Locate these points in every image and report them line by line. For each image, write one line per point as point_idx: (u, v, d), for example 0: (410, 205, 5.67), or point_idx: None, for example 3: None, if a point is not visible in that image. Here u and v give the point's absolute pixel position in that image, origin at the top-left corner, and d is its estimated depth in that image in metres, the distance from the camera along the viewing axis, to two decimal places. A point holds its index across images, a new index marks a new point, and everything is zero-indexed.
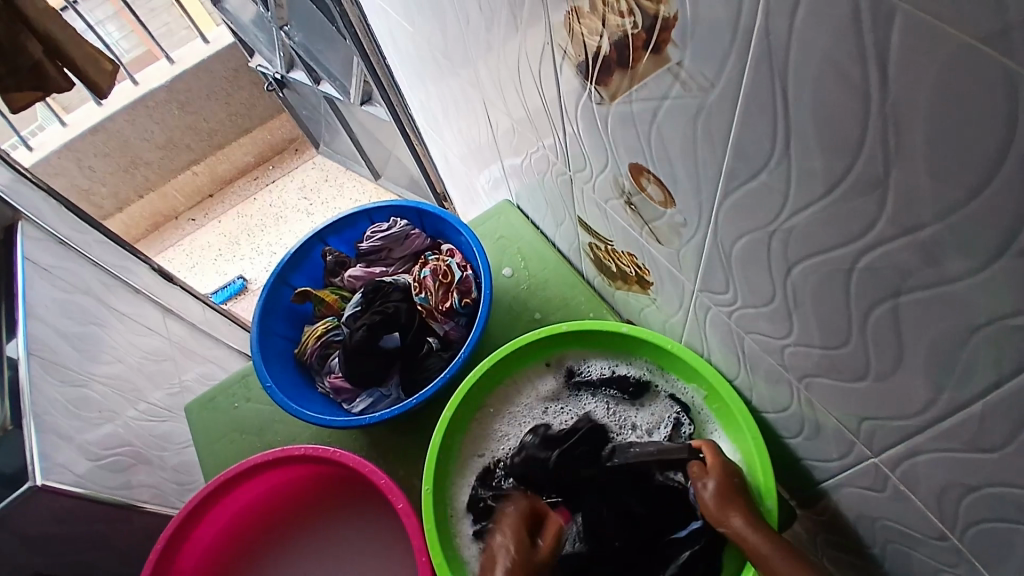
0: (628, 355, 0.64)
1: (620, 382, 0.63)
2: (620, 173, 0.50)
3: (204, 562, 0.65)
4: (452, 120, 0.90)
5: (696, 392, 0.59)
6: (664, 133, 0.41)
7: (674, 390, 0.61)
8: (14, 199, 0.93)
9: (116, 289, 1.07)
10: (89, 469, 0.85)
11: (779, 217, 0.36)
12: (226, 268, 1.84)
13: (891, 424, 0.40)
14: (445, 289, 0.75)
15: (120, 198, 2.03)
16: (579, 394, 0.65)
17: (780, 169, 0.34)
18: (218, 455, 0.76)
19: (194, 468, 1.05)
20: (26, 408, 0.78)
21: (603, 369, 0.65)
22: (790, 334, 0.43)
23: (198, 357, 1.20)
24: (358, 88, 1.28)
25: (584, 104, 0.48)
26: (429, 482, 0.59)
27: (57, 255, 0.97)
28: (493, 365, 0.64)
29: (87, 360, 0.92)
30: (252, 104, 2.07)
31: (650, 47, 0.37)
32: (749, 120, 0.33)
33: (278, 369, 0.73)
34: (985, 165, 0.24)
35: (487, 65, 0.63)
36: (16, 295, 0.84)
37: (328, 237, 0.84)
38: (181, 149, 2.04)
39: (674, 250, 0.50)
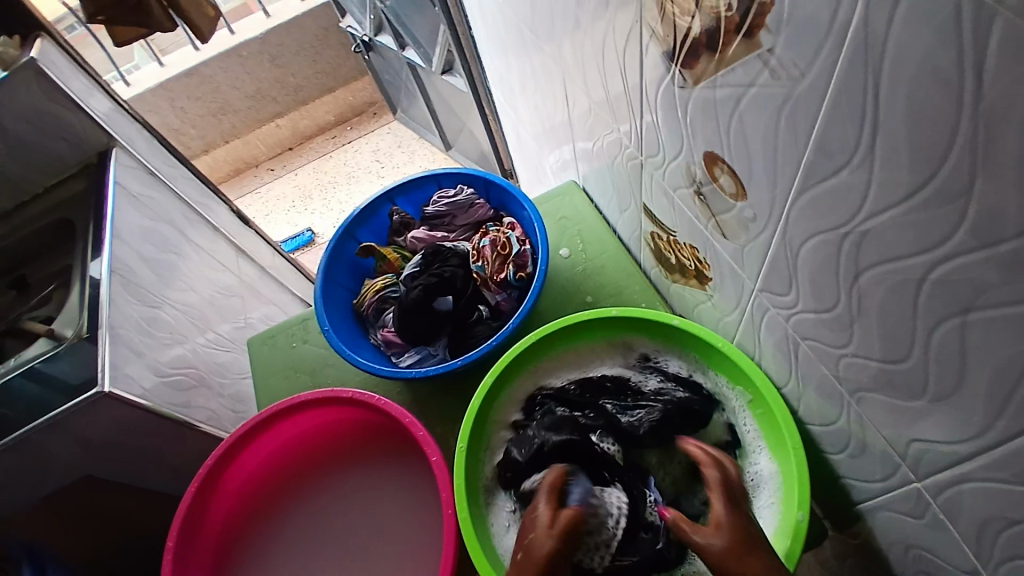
0: (705, 364, 0.61)
1: (690, 386, 0.62)
2: (693, 162, 0.49)
3: (248, 484, 0.71)
4: (530, 97, 0.90)
5: (749, 412, 0.58)
6: (745, 124, 0.40)
7: (731, 403, 0.59)
8: (111, 127, 1.02)
9: (196, 225, 1.14)
10: (156, 384, 0.89)
11: (854, 219, 0.35)
12: (296, 220, 1.92)
13: (941, 448, 0.39)
14: (502, 261, 0.76)
15: (207, 140, 2.13)
16: (648, 376, 0.65)
17: (861, 170, 0.33)
18: (272, 389, 0.80)
19: (247, 400, 1.11)
20: (102, 320, 0.83)
21: (678, 369, 0.64)
22: (848, 343, 0.42)
23: (262, 298, 1.27)
24: (442, 57, 1.30)
25: (666, 88, 0.48)
26: (464, 440, 0.61)
27: (146, 184, 1.04)
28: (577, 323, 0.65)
29: (163, 285, 0.99)
30: (338, 64, 2.13)
31: (742, 32, 0.36)
32: (836, 115, 0.32)
33: (337, 316, 0.77)
34: None
35: (572, 42, 0.63)
36: (104, 216, 0.91)
37: (396, 197, 0.87)
38: (267, 101, 2.12)
39: (739, 245, 0.49)
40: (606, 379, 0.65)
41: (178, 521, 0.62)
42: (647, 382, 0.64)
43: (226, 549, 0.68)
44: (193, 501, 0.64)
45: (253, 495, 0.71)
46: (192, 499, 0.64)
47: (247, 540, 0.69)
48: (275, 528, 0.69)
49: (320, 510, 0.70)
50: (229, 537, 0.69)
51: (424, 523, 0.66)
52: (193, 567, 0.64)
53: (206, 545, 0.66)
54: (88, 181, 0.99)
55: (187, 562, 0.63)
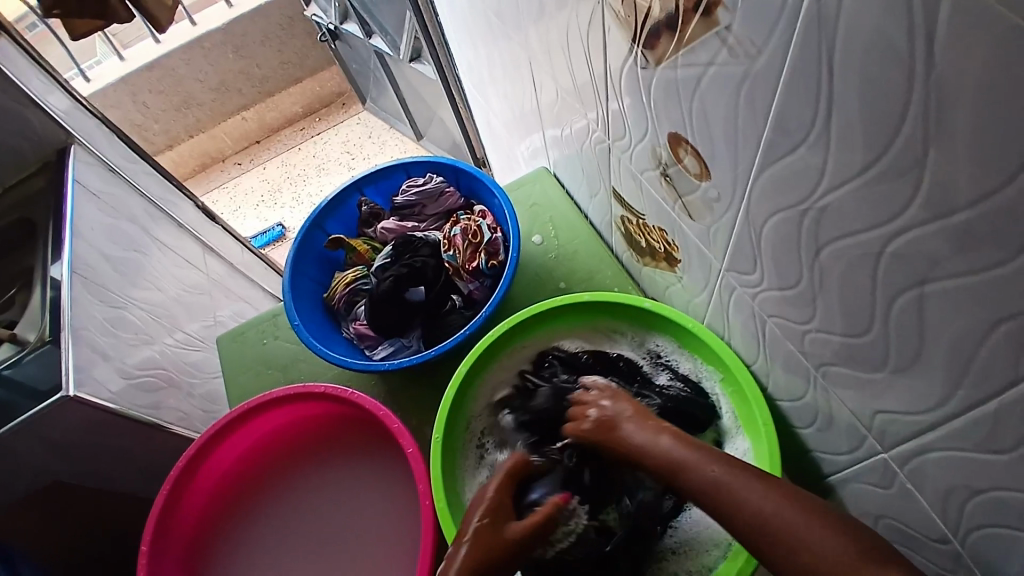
0: (684, 351, 0.61)
1: (693, 390, 0.60)
2: (658, 144, 0.49)
3: (223, 480, 0.69)
4: (498, 83, 0.89)
5: (728, 401, 0.58)
6: (706, 104, 0.40)
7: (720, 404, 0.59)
8: (70, 124, 0.99)
9: (161, 222, 1.11)
10: (123, 387, 0.87)
11: (813, 196, 0.35)
12: (267, 215, 1.88)
13: (904, 419, 0.40)
14: (473, 249, 0.75)
15: (171, 135, 2.08)
16: (661, 372, 0.62)
17: (819, 146, 0.33)
18: (243, 386, 0.79)
19: (218, 398, 1.09)
20: (65, 322, 0.80)
21: (689, 370, 0.61)
22: (812, 319, 0.42)
23: (232, 294, 1.25)
24: (408, 44, 1.28)
25: (628, 70, 0.48)
26: (439, 431, 0.61)
27: (107, 181, 1.01)
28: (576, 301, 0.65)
29: (129, 285, 0.96)
30: (305, 54, 2.09)
31: (700, 10, 0.36)
32: (792, 92, 0.32)
33: (307, 310, 0.75)
34: (1018, 159, 0.24)
35: (537, 27, 0.62)
36: (63, 215, 0.88)
37: (365, 187, 0.86)
38: (233, 94, 2.08)
39: (705, 226, 0.49)
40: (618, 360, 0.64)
41: (150, 523, 0.61)
42: (656, 377, 0.62)
43: (201, 547, 0.67)
44: (166, 501, 0.63)
45: (229, 491, 0.70)
46: (165, 499, 0.63)
47: (224, 537, 0.68)
48: (253, 524, 0.69)
49: (297, 504, 0.69)
50: (206, 535, 0.68)
51: (402, 515, 0.65)
52: (167, 568, 0.63)
53: (181, 544, 0.65)
54: (50, 179, 0.95)
55: (161, 562, 0.62)
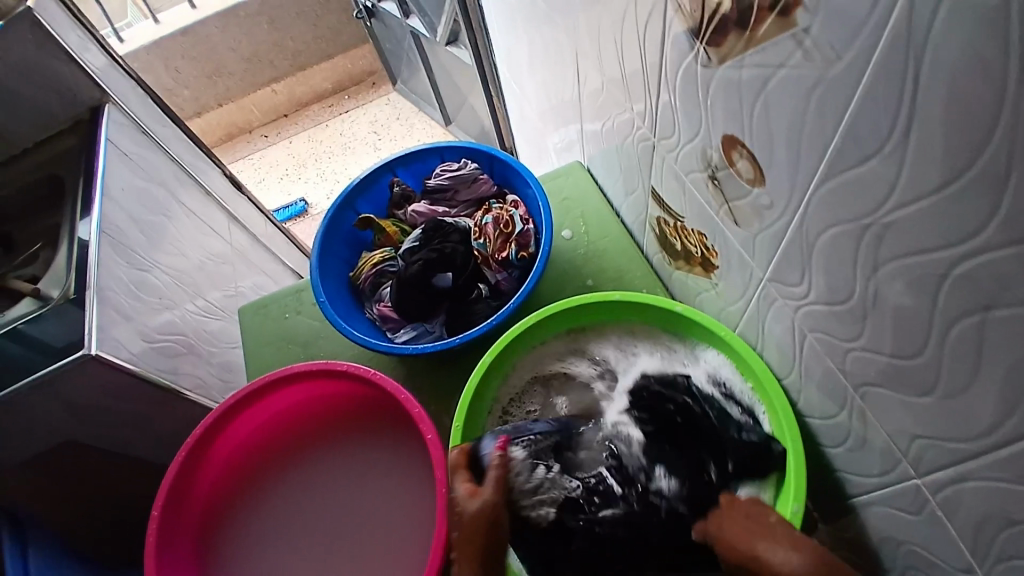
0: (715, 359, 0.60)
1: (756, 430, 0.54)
2: (710, 145, 0.48)
3: (237, 452, 0.69)
4: (537, 73, 0.88)
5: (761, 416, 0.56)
6: (770, 108, 0.39)
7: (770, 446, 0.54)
8: (104, 82, 0.98)
9: (189, 188, 1.11)
10: (145, 349, 0.87)
11: (879, 210, 0.34)
12: (290, 189, 1.88)
13: (946, 445, 0.39)
14: (504, 239, 0.73)
15: (200, 103, 2.08)
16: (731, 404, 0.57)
17: (892, 158, 0.32)
18: (263, 359, 0.79)
19: (235, 368, 1.09)
20: (90, 282, 0.80)
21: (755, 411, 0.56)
22: (859, 336, 0.41)
23: (253, 266, 1.25)
24: (447, 27, 1.27)
25: (686, 67, 0.47)
26: (460, 420, 0.60)
27: (138, 143, 1.01)
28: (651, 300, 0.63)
29: (155, 249, 0.96)
30: (338, 31, 2.08)
31: (777, 9, 0.35)
32: (870, 100, 0.31)
33: (332, 288, 0.75)
34: None
35: (589, 16, 0.60)
36: (95, 174, 0.88)
37: (397, 168, 0.85)
38: (265, 65, 2.07)
39: (751, 234, 0.48)
40: (679, 378, 0.59)
41: (164, 488, 0.61)
42: (730, 411, 0.57)
43: (214, 514, 0.68)
44: (181, 468, 0.63)
45: (243, 463, 0.70)
46: (182, 464, 0.63)
47: (236, 508, 0.68)
48: (265, 497, 0.69)
49: (311, 481, 0.69)
50: (218, 505, 0.68)
51: (416, 500, 0.65)
52: (178, 535, 0.63)
53: (192, 512, 0.66)
54: (81, 138, 0.96)
55: (174, 526, 0.63)
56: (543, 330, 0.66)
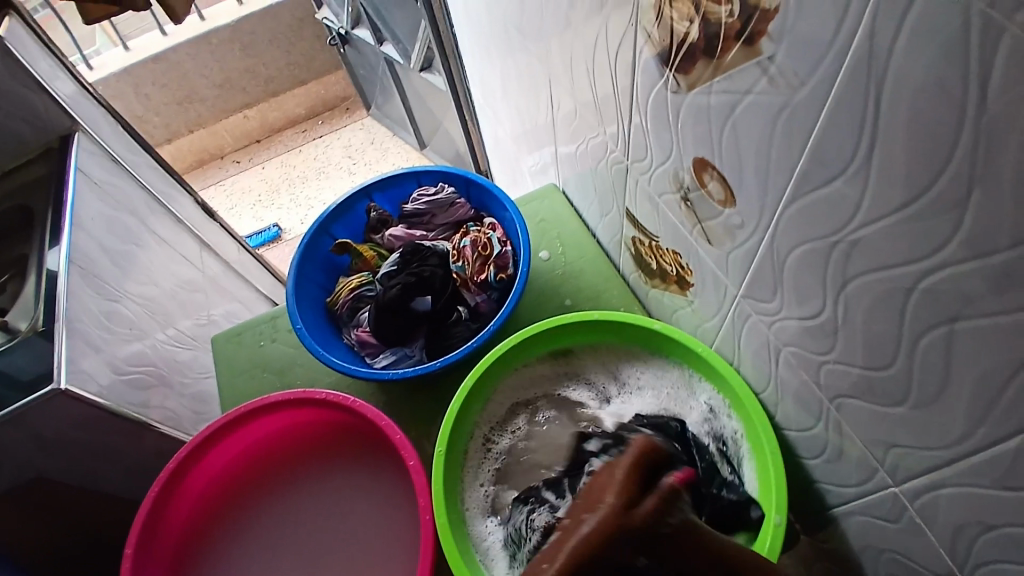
0: (696, 377, 0.61)
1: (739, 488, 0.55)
2: (681, 168, 0.50)
3: (212, 485, 0.68)
4: (511, 98, 0.90)
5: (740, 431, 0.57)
6: (740, 132, 0.40)
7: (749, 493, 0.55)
8: (74, 110, 0.97)
9: (158, 216, 1.09)
10: (114, 381, 0.84)
11: (846, 228, 0.36)
12: (263, 214, 1.86)
13: (920, 453, 0.40)
14: (484, 261, 0.75)
15: (171, 129, 2.06)
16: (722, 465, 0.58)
17: (857, 179, 0.33)
18: (237, 389, 0.78)
19: (210, 399, 1.05)
20: (59, 314, 0.78)
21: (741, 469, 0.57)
22: (831, 350, 0.43)
23: (227, 293, 1.23)
24: (420, 53, 1.29)
25: (656, 93, 0.48)
26: (443, 445, 0.60)
27: (109, 171, 1.00)
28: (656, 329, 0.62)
29: (125, 278, 0.95)
30: (312, 57, 2.08)
31: (743, 38, 0.36)
32: (834, 125, 0.33)
33: (309, 315, 0.74)
34: None
35: (561, 44, 0.62)
36: (64, 202, 0.87)
37: (374, 193, 0.85)
38: (237, 91, 2.07)
39: (724, 253, 0.49)
40: (673, 423, 0.60)
41: (136, 526, 0.59)
42: (720, 469, 0.58)
43: (189, 552, 0.66)
44: (153, 505, 0.61)
45: (219, 497, 0.68)
46: (154, 501, 0.62)
47: (211, 543, 0.66)
48: (242, 530, 0.67)
49: (291, 511, 0.68)
50: (193, 541, 0.66)
51: (397, 529, 0.64)
52: (151, 575, 0.61)
53: (167, 551, 0.63)
54: (52, 167, 0.93)
55: (147, 565, 0.61)
56: (537, 345, 0.66)
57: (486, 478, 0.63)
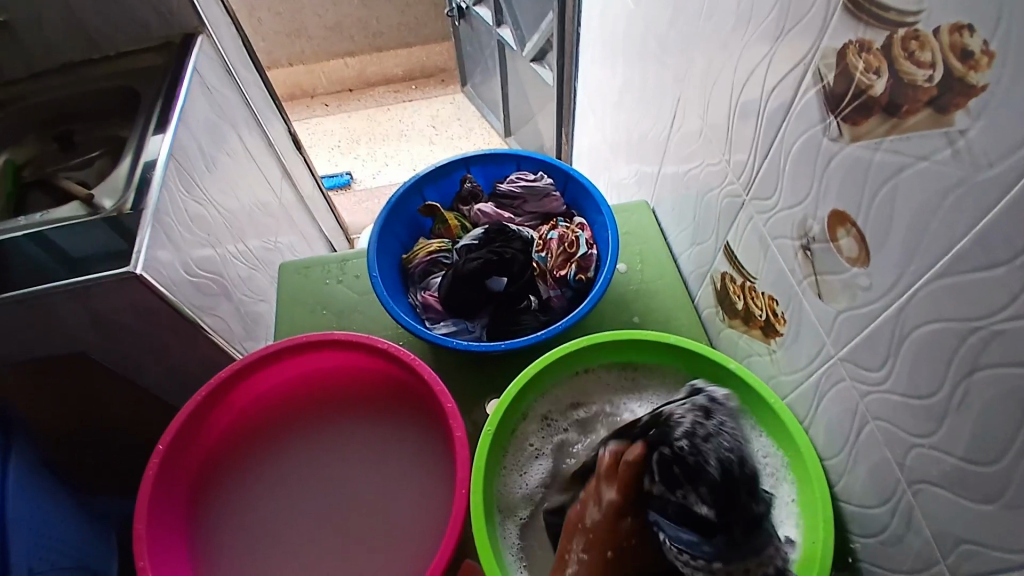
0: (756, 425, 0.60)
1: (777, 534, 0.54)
2: (812, 216, 0.49)
3: (250, 407, 0.69)
4: (625, 107, 0.90)
5: (794, 494, 0.56)
6: (897, 196, 0.40)
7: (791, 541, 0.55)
8: (206, 15, 1.00)
9: (254, 135, 1.13)
10: (183, 280, 0.84)
11: (992, 315, 0.35)
12: (337, 160, 1.89)
13: (992, 555, 0.39)
14: (565, 258, 0.75)
15: (272, 57, 2.11)
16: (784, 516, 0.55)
17: (1021, 271, 0.33)
18: (296, 317, 0.79)
19: (258, 323, 1.07)
20: (150, 202, 0.80)
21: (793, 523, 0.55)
22: (930, 435, 0.42)
23: (293, 225, 1.26)
24: (538, 43, 1.31)
25: (807, 138, 0.48)
26: (492, 425, 0.61)
27: (221, 81, 1.03)
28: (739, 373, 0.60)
29: (214, 186, 0.97)
30: (423, 22, 2.12)
31: (935, 105, 0.36)
32: (1013, 211, 0.32)
33: (386, 265, 0.75)
34: None
35: (708, 65, 0.61)
36: (175, 100, 0.90)
37: (473, 165, 0.86)
38: (344, 38, 2.11)
39: (835, 309, 0.49)
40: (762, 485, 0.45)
41: (179, 418, 0.60)
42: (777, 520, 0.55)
43: (217, 461, 0.67)
44: (195, 409, 0.62)
45: (253, 419, 0.69)
46: (200, 403, 0.62)
47: (237, 462, 0.67)
48: (270, 457, 0.68)
49: (322, 453, 0.69)
50: (220, 456, 0.67)
51: (423, 497, 0.64)
52: (177, 476, 0.61)
53: (195, 458, 0.64)
54: (168, 60, 0.97)
55: (177, 462, 0.61)
56: (611, 353, 0.67)
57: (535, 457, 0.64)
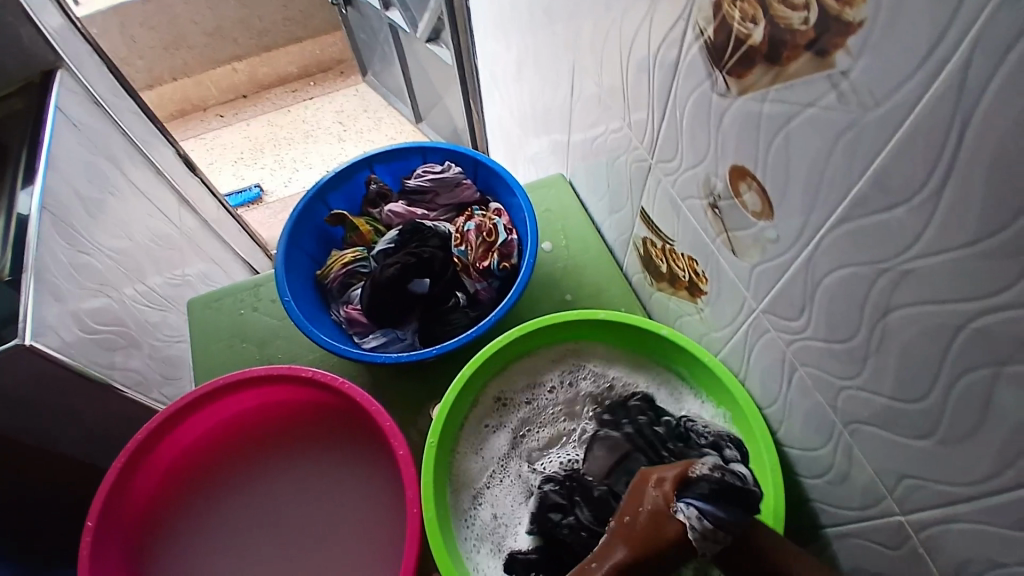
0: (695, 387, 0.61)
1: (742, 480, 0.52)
2: (714, 173, 0.48)
3: (178, 462, 0.64)
4: (524, 81, 0.87)
5: None
6: (791, 145, 0.39)
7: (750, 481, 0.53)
8: (58, 45, 0.91)
9: (138, 163, 1.05)
10: (80, 338, 0.79)
11: (899, 256, 0.34)
12: (244, 173, 1.80)
13: (934, 488, 0.39)
14: (486, 248, 0.71)
15: (153, 75, 1.97)
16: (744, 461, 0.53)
17: (922, 210, 0.32)
18: (213, 358, 0.73)
19: (178, 365, 1.01)
20: (28, 262, 0.72)
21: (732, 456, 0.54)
22: (857, 376, 0.42)
23: (202, 253, 1.18)
24: (429, 23, 1.26)
25: (698, 96, 0.46)
26: (434, 436, 0.58)
27: (91, 114, 0.94)
28: (671, 337, 0.60)
29: (101, 229, 0.89)
30: (310, 14, 2.01)
31: (814, 49, 0.34)
32: (906, 148, 0.31)
33: (298, 285, 0.71)
34: None
35: (595, 29, 0.59)
36: (39, 144, 0.81)
37: (376, 164, 0.82)
38: (228, 43, 1.99)
39: (750, 265, 0.48)
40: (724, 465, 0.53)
41: (100, 492, 0.56)
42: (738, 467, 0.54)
43: (152, 526, 0.62)
44: (117, 478, 0.58)
45: (184, 476, 0.64)
46: (120, 471, 0.58)
47: (176, 520, 0.63)
48: (208, 512, 0.64)
49: (266, 494, 0.65)
50: (155, 519, 0.62)
51: (378, 524, 0.61)
52: (109, 551, 0.57)
53: (127, 529, 0.60)
54: (26, 100, 0.88)
55: (106, 540, 0.56)
56: (545, 336, 0.65)
57: (484, 437, 0.63)
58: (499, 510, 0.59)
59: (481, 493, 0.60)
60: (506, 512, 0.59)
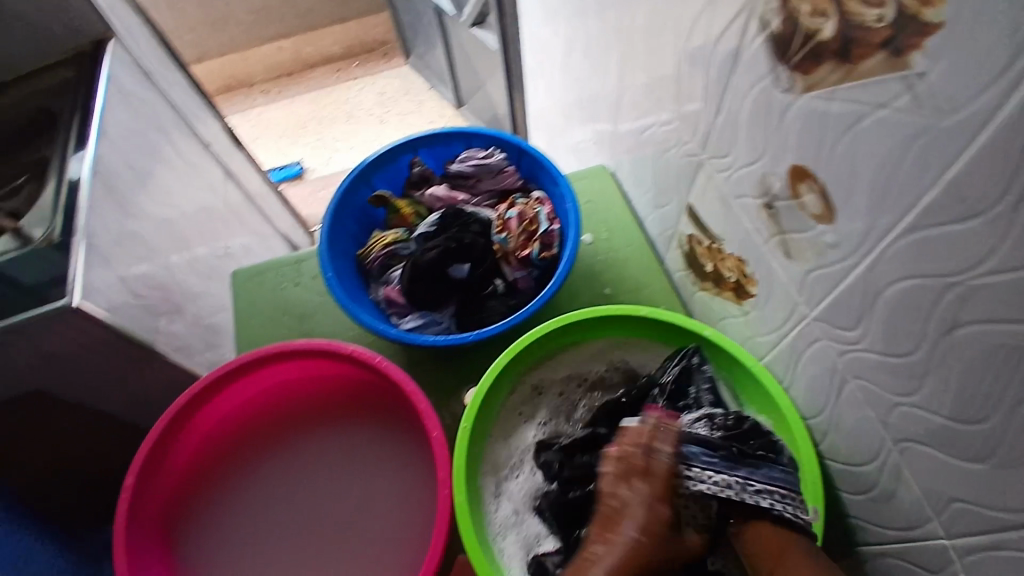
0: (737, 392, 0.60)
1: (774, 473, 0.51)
2: (772, 172, 0.47)
3: (218, 427, 0.65)
4: (573, 69, 0.86)
5: None
6: (858, 148, 0.37)
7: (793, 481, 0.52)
8: (111, 16, 0.93)
9: (185, 136, 1.07)
10: (127, 301, 0.80)
11: (970, 271, 0.33)
12: (286, 150, 1.82)
13: (984, 513, 0.38)
14: (527, 236, 0.72)
15: (202, 49, 2.01)
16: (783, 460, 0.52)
17: (998, 224, 0.31)
18: (256, 331, 0.75)
19: (219, 333, 1.04)
20: (79, 225, 0.74)
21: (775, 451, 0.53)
22: (913, 392, 0.41)
23: (245, 227, 1.20)
24: (476, 7, 1.25)
25: (760, 92, 0.45)
26: (468, 421, 0.59)
27: (141, 86, 0.96)
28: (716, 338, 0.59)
29: (149, 198, 0.91)
30: None
31: (889, 48, 0.33)
32: (984, 159, 0.30)
33: (341, 264, 0.72)
34: None
35: (651, 18, 0.58)
36: (91, 113, 0.83)
37: (420, 147, 0.82)
38: (274, 20, 2.01)
39: (804, 268, 0.47)
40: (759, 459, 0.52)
41: (142, 452, 0.56)
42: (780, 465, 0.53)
43: (191, 488, 0.64)
44: (158, 438, 0.58)
45: (223, 441, 0.66)
46: (162, 432, 0.58)
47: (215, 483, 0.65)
48: (249, 478, 0.66)
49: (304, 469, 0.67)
50: (195, 481, 0.64)
51: (411, 505, 0.63)
52: (150, 510, 0.58)
53: (167, 488, 0.61)
54: (80, 71, 0.90)
55: (146, 498, 0.58)
56: (582, 328, 0.64)
57: (517, 429, 0.64)
58: (518, 505, 0.60)
59: (504, 483, 0.61)
60: (523, 507, 0.60)
